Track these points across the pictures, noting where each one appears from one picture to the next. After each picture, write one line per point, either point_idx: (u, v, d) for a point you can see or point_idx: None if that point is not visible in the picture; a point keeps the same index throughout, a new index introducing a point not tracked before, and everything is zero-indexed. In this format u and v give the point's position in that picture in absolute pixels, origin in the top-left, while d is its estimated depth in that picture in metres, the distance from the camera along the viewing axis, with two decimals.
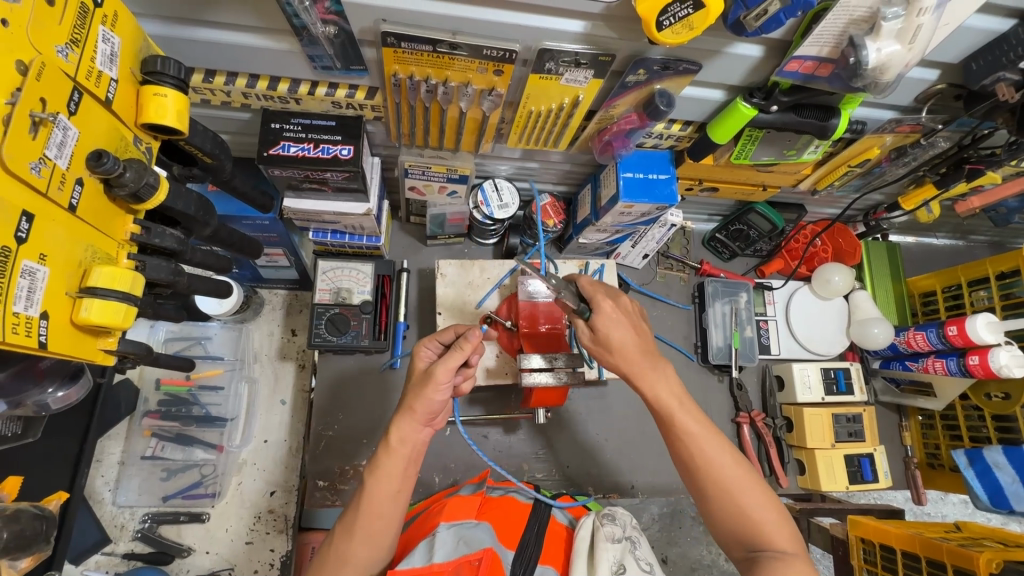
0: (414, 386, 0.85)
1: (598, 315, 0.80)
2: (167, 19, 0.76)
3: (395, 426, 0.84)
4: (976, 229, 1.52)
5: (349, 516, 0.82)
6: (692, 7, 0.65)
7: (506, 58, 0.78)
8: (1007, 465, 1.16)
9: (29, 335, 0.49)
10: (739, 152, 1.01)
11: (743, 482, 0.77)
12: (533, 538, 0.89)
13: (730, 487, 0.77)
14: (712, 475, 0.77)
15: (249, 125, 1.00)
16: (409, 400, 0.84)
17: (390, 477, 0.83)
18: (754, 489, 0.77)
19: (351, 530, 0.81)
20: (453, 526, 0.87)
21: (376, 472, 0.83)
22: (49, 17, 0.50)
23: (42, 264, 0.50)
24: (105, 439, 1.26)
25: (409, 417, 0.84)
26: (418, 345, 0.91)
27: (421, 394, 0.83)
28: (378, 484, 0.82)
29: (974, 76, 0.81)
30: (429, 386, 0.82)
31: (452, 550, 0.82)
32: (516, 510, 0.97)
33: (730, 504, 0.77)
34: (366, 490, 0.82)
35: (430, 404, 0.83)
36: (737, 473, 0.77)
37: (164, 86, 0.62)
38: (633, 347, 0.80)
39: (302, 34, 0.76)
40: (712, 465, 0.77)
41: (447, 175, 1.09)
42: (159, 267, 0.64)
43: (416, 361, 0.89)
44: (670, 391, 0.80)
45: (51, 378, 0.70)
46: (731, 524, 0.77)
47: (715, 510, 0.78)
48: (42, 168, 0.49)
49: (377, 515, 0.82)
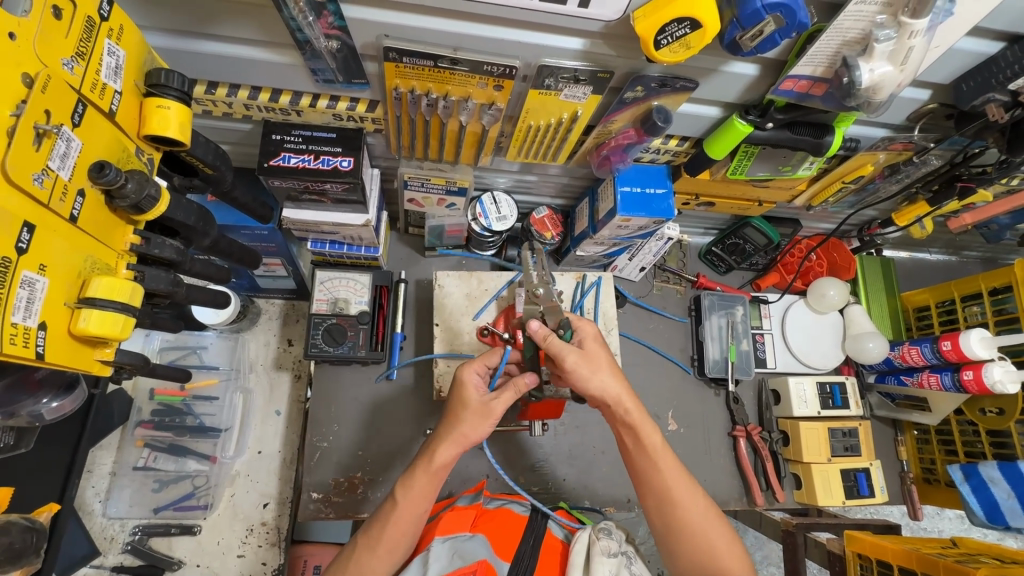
0: (469, 417, 0.85)
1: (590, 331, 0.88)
2: (170, 32, 0.77)
3: (434, 448, 0.85)
4: (969, 245, 1.54)
5: (374, 530, 0.83)
6: (690, 27, 0.66)
7: (506, 73, 0.80)
8: (1003, 481, 1.15)
9: (26, 345, 0.48)
10: (735, 167, 1.02)
11: (710, 518, 0.83)
12: (528, 551, 0.89)
13: (697, 522, 0.82)
14: (680, 510, 0.82)
15: (250, 136, 1.01)
16: (462, 429, 0.85)
17: (420, 498, 0.83)
18: (717, 524, 0.83)
19: (374, 545, 0.82)
20: (447, 540, 0.87)
21: (407, 492, 0.84)
22: (56, 30, 0.50)
23: (42, 274, 0.50)
24: (97, 450, 1.25)
25: (456, 443, 0.85)
26: (467, 371, 0.88)
27: (477, 427, 0.85)
28: (409, 504, 0.83)
29: (965, 97, 0.82)
30: (489, 421, 0.86)
31: (446, 566, 0.82)
32: (512, 522, 0.96)
33: (694, 538, 0.81)
34: (396, 507, 0.83)
35: (478, 435, 0.86)
36: (704, 508, 0.83)
37: (168, 99, 0.62)
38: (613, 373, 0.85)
39: (305, 48, 0.77)
40: (681, 500, 0.82)
41: (445, 187, 1.10)
42: (158, 277, 0.64)
43: (468, 388, 0.87)
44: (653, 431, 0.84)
45: (45, 389, 0.68)
46: (689, 557, 0.82)
47: (676, 543, 0.83)
48: (44, 179, 0.49)
49: (401, 533, 0.83)
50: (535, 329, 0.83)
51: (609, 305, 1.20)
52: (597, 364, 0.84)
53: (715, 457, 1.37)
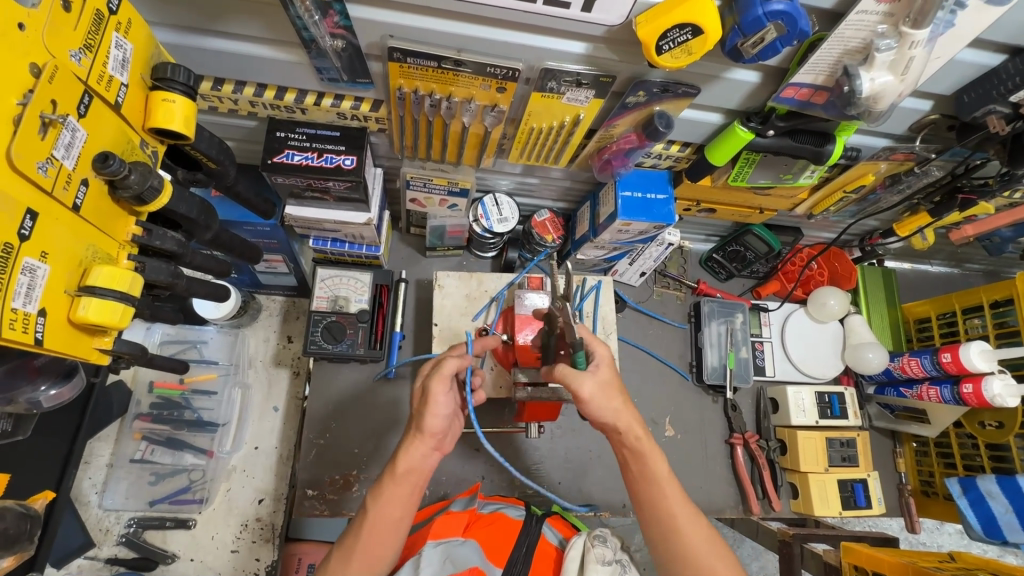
0: (416, 407, 0.83)
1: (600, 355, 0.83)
2: (178, 28, 0.78)
3: (406, 448, 0.80)
4: (971, 258, 1.53)
5: (348, 539, 0.79)
6: (692, 33, 0.67)
7: (509, 75, 0.80)
8: (1000, 495, 1.14)
9: (25, 331, 0.48)
10: (737, 174, 1.02)
11: (715, 553, 0.78)
12: (521, 557, 0.90)
13: (702, 554, 0.78)
14: (686, 541, 0.78)
15: (255, 133, 1.02)
16: (416, 420, 0.81)
17: (394, 503, 0.79)
18: (724, 562, 0.78)
19: (349, 557, 0.78)
20: (441, 544, 0.87)
21: (380, 498, 0.79)
22: (65, 22, 0.51)
23: (43, 261, 0.50)
24: (95, 441, 1.25)
25: (417, 437, 0.80)
26: (420, 368, 0.90)
27: (425, 413, 0.81)
28: (382, 510, 0.78)
29: (966, 108, 0.82)
30: (432, 406, 0.80)
31: (440, 571, 0.82)
32: (504, 527, 0.95)
33: (699, 570, 0.77)
34: (368, 514, 0.78)
35: (437, 425, 0.80)
36: (708, 538, 0.79)
37: (173, 93, 0.63)
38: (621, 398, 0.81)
39: (310, 47, 0.78)
40: (686, 530, 0.79)
41: (448, 187, 1.11)
42: (159, 269, 0.64)
43: (419, 381, 0.88)
44: (660, 457, 0.80)
45: (45, 376, 0.68)
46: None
47: (680, 574, 0.79)
48: (49, 167, 0.50)
49: (376, 543, 0.78)
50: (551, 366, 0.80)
51: (608, 308, 1.20)
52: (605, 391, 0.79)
53: (712, 464, 1.37)
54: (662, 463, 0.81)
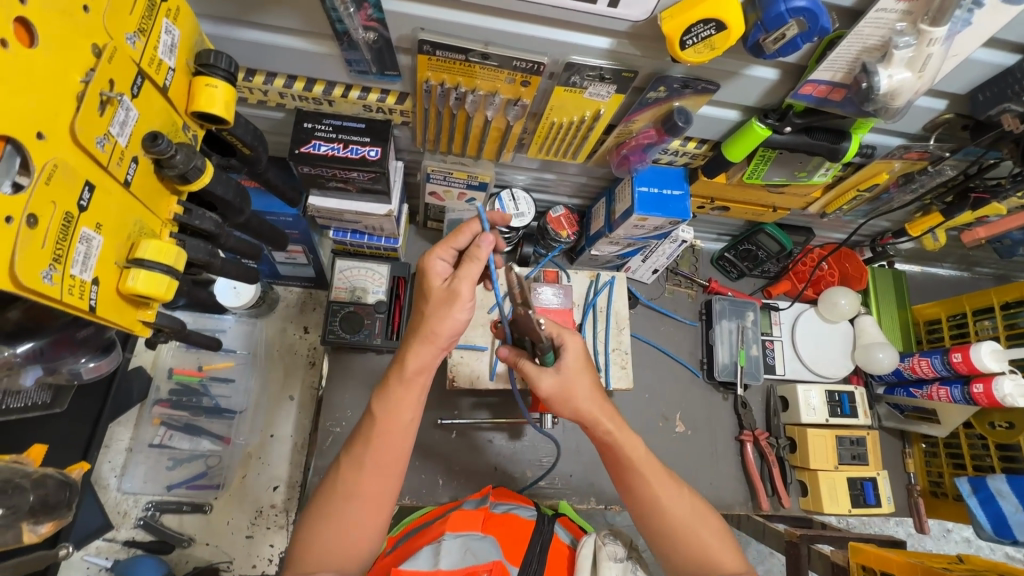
0: (433, 307, 0.79)
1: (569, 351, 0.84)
2: (217, 19, 0.81)
3: (410, 350, 0.79)
4: (981, 262, 1.54)
5: (357, 446, 0.79)
6: (715, 28, 0.69)
7: (533, 69, 0.83)
8: (1011, 494, 1.15)
9: (81, 297, 0.50)
10: (752, 172, 1.04)
11: (698, 518, 0.81)
12: (536, 557, 0.90)
13: (688, 526, 0.80)
14: (671, 518, 0.80)
15: (282, 124, 1.05)
16: (430, 323, 0.79)
17: (403, 408, 0.79)
18: (709, 526, 0.81)
19: (359, 461, 0.78)
20: (459, 535, 0.88)
21: (387, 404, 0.79)
22: (122, 7, 0.54)
23: (98, 233, 0.53)
24: (115, 426, 1.27)
25: (427, 342, 0.79)
26: (431, 257, 0.82)
27: (443, 315, 0.78)
28: (392, 414, 0.79)
29: (981, 106, 0.84)
30: (455, 307, 0.78)
31: (459, 562, 0.83)
32: (520, 527, 0.96)
33: (690, 542, 0.79)
34: (377, 422, 0.78)
35: (451, 328, 0.79)
36: (691, 508, 0.82)
37: (216, 78, 0.66)
38: (591, 388, 0.84)
39: (343, 39, 0.80)
40: (670, 505, 0.81)
41: (467, 181, 1.13)
42: (199, 247, 0.67)
43: (432, 276, 0.81)
44: (633, 440, 0.83)
45: (85, 349, 0.70)
46: (689, 564, 0.79)
47: (671, 550, 0.80)
48: (106, 143, 0.52)
49: (390, 445, 0.78)
50: (506, 354, 0.90)
51: (621, 304, 1.21)
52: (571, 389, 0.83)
53: (721, 461, 1.37)
54: (635, 446, 0.83)
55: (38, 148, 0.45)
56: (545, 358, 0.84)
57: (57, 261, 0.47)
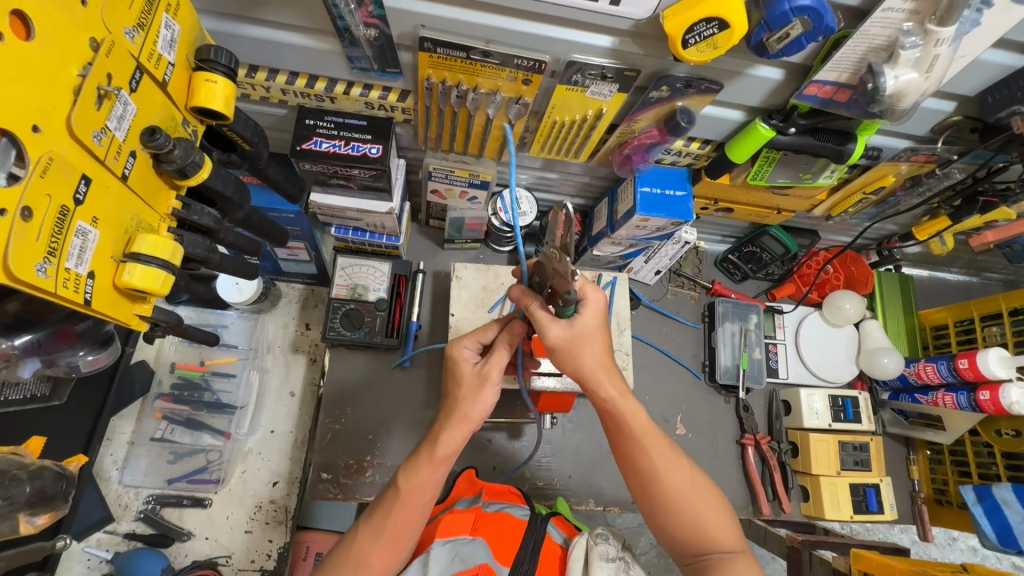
0: (466, 391, 0.85)
1: (587, 306, 0.77)
2: (219, 15, 0.81)
3: (443, 432, 0.84)
4: (990, 267, 1.52)
5: (378, 517, 0.84)
6: (719, 27, 0.68)
7: (535, 67, 0.82)
8: (1017, 503, 1.13)
9: (76, 290, 0.51)
10: (756, 173, 1.03)
11: (698, 493, 0.81)
12: (528, 556, 0.89)
13: (686, 498, 0.80)
14: (668, 489, 0.80)
15: (284, 121, 1.05)
16: (464, 408, 0.84)
17: (427, 485, 0.84)
18: (707, 501, 0.81)
19: (378, 531, 0.83)
20: (448, 542, 0.88)
21: (413, 477, 0.84)
22: (121, 2, 0.54)
23: (94, 226, 0.53)
24: (117, 419, 1.28)
25: (461, 424, 0.84)
26: (457, 346, 0.88)
27: (475, 399, 0.84)
28: (414, 489, 0.83)
29: (989, 109, 0.83)
30: (486, 389, 0.84)
31: (447, 569, 0.84)
32: (512, 526, 0.94)
33: (685, 516, 0.80)
34: (401, 493, 0.83)
35: (483, 410, 0.85)
36: (690, 482, 0.81)
37: (215, 74, 0.66)
38: (600, 346, 0.79)
39: (344, 36, 0.80)
40: (668, 478, 0.80)
41: (469, 179, 1.13)
42: (196, 243, 0.67)
43: (460, 363, 0.87)
44: (635, 408, 0.81)
45: (83, 343, 0.71)
46: (683, 535, 0.80)
47: (666, 520, 0.81)
48: (103, 137, 0.53)
49: (405, 519, 0.83)
50: (517, 296, 0.80)
51: (622, 305, 1.21)
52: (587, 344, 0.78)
53: (722, 465, 1.36)
54: (637, 414, 0.81)
55: (34, 141, 0.45)
56: (565, 312, 0.76)
57: (52, 254, 0.47)
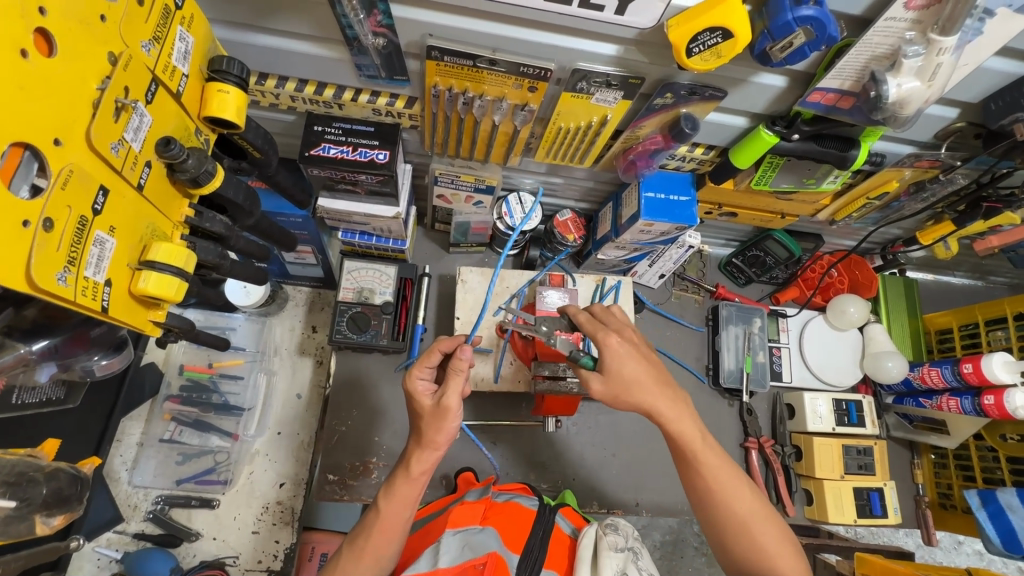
0: (427, 422, 0.85)
1: (607, 351, 0.82)
2: (230, 24, 0.82)
3: (412, 457, 0.86)
4: (995, 271, 1.52)
5: (360, 539, 0.87)
6: (722, 36, 0.69)
7: (541, 75, 0.83)
8: (1022, 508, 1.13)
9: (93, 298, 0.52)
10: (760, 178, 1.04)
11: (759, 516, 0.83)
12: (537, 544, 0.89)
13: (747, 519, 0.83)
14: (728, 511, 0.83)
15: (292, 127, 1.06)
16: (429, 435, 0.85)
17: (403, 505, 0.87)
18: (767, 523, 0.83)
19: (358, 552, 0.86)
20: (458, 532, 0.89)
21: (390, 499, 0.87)
22: (138, 15, 0.55)
23: (111, 236, 0.54)
24: (127, 420, 1.30)
25: (429, 448, 0.86)
26: (412, 380, 0.88)
27: (439, 427, 0.85)
28: (391, 510, 0.87)
29: (992, 116, 0.83)
30: (448, 419, 0.84)
31: (457, 558, 0.84)
32: (520, 515, 0.95)
33: (747, 537, 0.82)
34: (379, 515, 0.87)
35: (448, 433, 0.86)
36: (751, 505, 0.83)
37: (228, 84, 0.67)
38: (651, 382, 0.82)
39: (353, 44, 0.81)
40: (730, 501, 0.83)
41: (474, 184, 1.14)
42: (208, 249, 0.68)
43: (418, 396, 0.87)
44: (694, 433, 0.83)
45: (97, 347, 0.73)
46: (743, 554, 0.83)
47: (728, 540, 0.84)
48: (120, 148, 0.54)
49: (382, 540, 0.87)
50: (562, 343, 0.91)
51: (626, 309, 1.21)
52: (622, 385, 0.81)
53: None
54: (697, 437, 0.84)
55: (55, 154, 0.47)
56: (584, 362, 0.87)
57: (71, 264, 0.49)
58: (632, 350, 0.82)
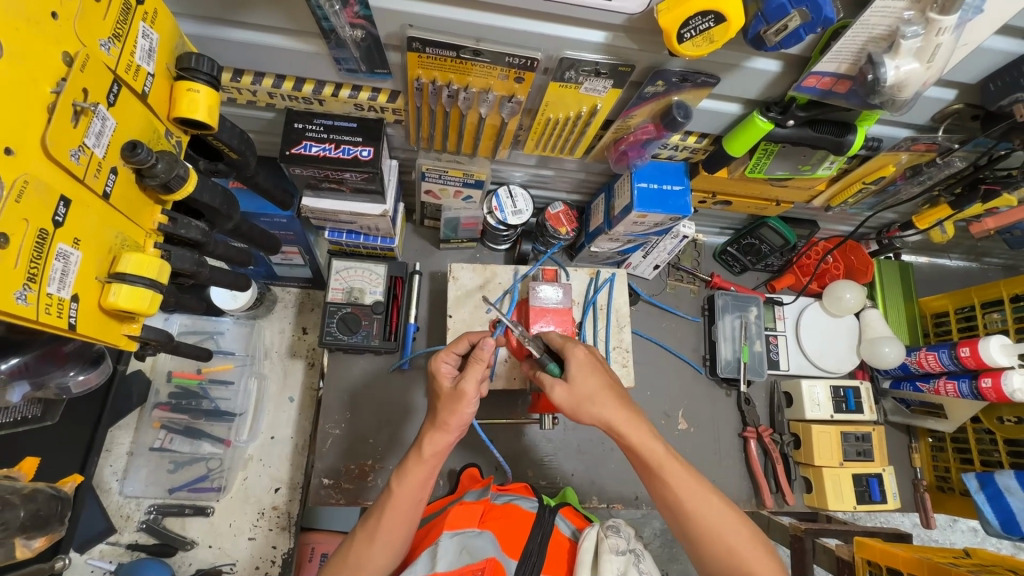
0: (444, 404, 0.85)
1: (574, 360, 0.85)
2: (200, 19, 0.78)
3: (427, 437, 0.86)
4: (991, 252, 1.51)
5: (372, 520, 0.85)
6: (714, 21, 0.66)
7: (527, 65, 0.80)
8: (1020, 490, 1.13)
9: (59, 315, 0.49)
10: (754, 165, 1.01)
11: (731, 520, 0.82)
12: (536, 549, 0.87)
13: (718, 525, 0.81)
14: (697, 518, 0.81)
15: (272, 124, 1.02)
16: (443, 416, 0.85)
17: (415, 486, 0.85)
18: (740, 526, 0.82)
19: (372, 536, 0.84)
20: (456, 535, 0.87)
21: (402, 481, 0.85)
22: (95, 12, 0.52)
23: (76, 248, 0.51)
24: (115, 429, 1.28)
25: (442, 431, 0.85)
26: (437, 360, 0.90)
27: (454, 411, 0.84)
28: (405, 491, 0.85)
29: (992, 97, 0.81)
30: (464, 404, 0.83)
31: (455, 562, 0.83)
32: (518, 518, 0.94)
33: (722, 544, 0.80)
34: (392, 495, 0.85)
35: (462, 419, 0.85)
36: (723, 511, 0.82)
37: (198, 83, 0.64)
38: (609, 392, 0.84)
39: (329, 37, 0.78)
40: (700, 510, 0.82)
41: (463, 179, 1.10)
42: (184, 257, 0.65)
43: (439, 377, 0.88)
44: (655, 441, 0.83)
45: (73, 362, 0.71)
46: (720, 566, 0.81)
47: (704, 551, 0.82)
48: (81, 155, 0.51)
49: (397, 522, 0.84)
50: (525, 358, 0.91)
51: (621, 301, 1.19)
52: (587, 395, 0.83)
53: (725, 459, 1.35)
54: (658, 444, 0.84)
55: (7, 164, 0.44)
56: (550, 368, 0.88)
57: (31, 281, 0.46)
58: (597, 364, 0.86)
